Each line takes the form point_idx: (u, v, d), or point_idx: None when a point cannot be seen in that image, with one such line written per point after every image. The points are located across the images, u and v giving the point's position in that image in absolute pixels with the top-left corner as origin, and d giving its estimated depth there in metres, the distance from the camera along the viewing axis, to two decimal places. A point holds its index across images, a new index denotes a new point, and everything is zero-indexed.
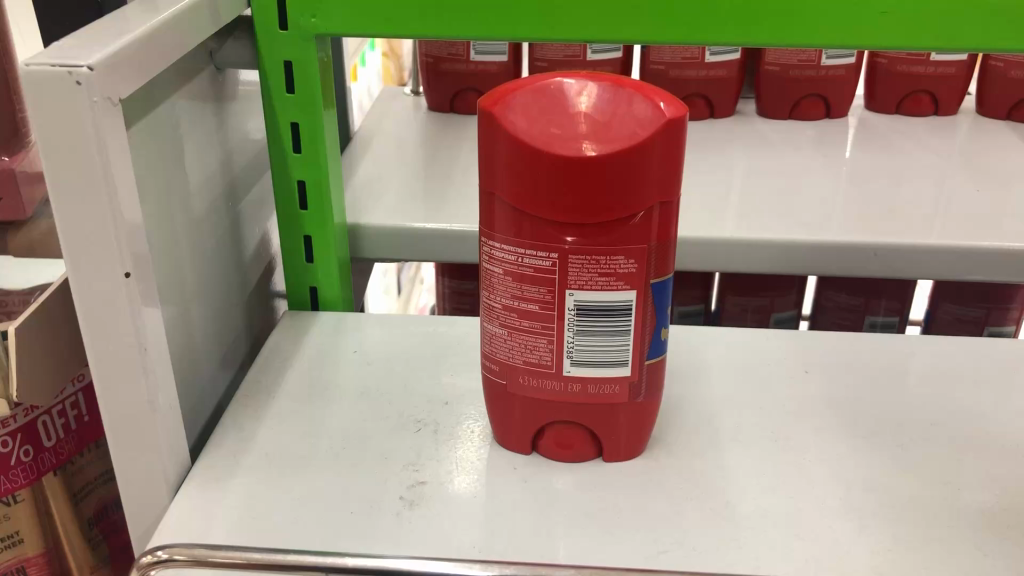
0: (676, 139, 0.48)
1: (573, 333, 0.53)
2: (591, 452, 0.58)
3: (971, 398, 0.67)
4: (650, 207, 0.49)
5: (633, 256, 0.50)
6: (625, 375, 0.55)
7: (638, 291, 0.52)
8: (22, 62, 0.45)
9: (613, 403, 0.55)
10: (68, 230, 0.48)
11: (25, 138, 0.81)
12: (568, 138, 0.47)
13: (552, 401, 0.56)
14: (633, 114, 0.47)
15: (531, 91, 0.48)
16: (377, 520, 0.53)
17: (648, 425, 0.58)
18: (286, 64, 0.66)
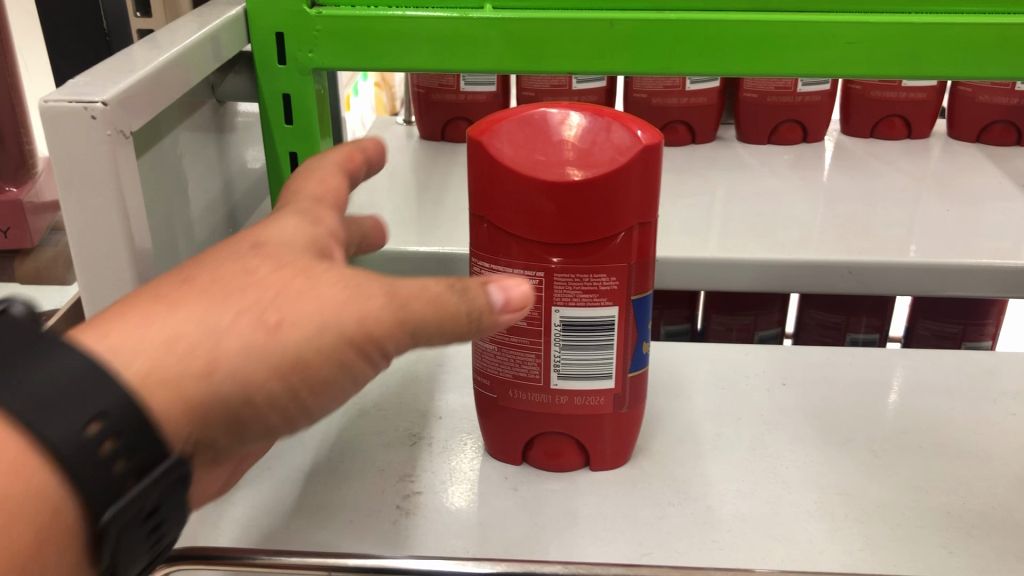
0: (652, 163, 0.51)
1: (559, 347, 0.56)
2: (578, 462, 0.61)
3: (939, 407, 0.70)
4: (630, 228, 0.52)
5: (615, 274, 0.54)
6: (609, 387, 0.58)
7: (620, 306, 0.55)
8: (41, 97, 0.47)
9: (598, 414, 0.58)
10: (83, 252, 0.52)
11: (33, 169, 0.86)
12: (552, 165, 0.50)
13: (540, 413, 0.58)
14: (612, 141, 0.50)
15: (517, 121, 0.51)
16: (375, 529, 0.56)
17: (632, 435, 0.61)
18: (285, 96, 0.69)
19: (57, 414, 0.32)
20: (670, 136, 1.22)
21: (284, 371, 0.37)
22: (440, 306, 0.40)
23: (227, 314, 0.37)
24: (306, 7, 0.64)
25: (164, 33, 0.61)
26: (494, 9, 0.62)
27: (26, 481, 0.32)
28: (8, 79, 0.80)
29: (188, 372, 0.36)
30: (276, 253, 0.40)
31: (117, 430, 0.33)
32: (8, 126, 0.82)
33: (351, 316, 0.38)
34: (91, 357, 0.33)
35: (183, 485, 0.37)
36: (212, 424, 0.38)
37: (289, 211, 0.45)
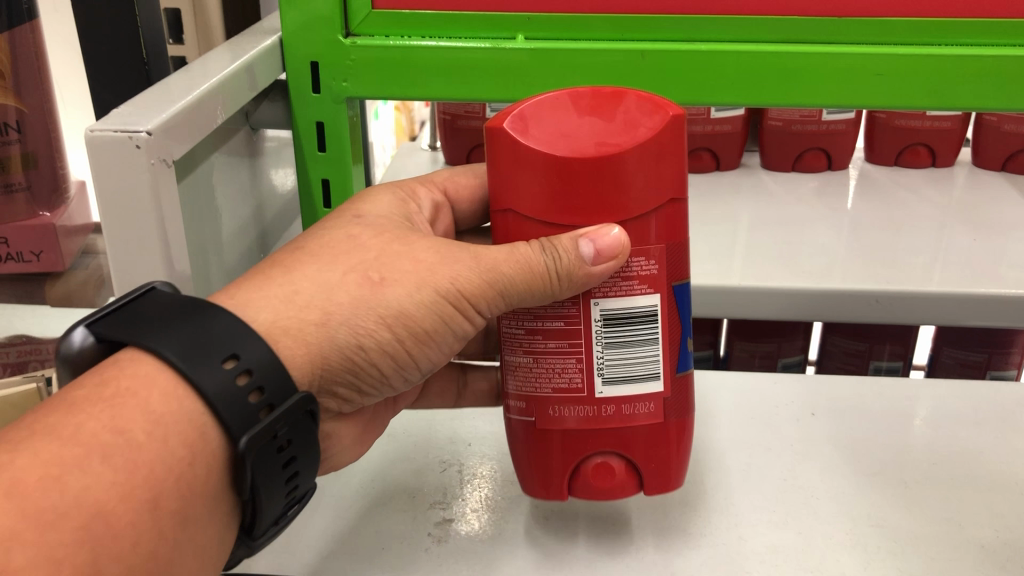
0: (679, 132, 0.49)
1: (602, 347, 0.51)
2: (632, 490, 0.55)
3: (971, 440, 0.70)
4: (660, 204, 0.50)
5: (653, 255, 0.51)
6: (657, 390, 0.53)
7: (662, 294, 0.51)
8: (87, 127, 0.48)
9: (647, 424, 0.53)
10: (123, 277, 0.53)
11: (66, 193, 0.86)
12: (576, 139, 0.48)
13: (585, 429, 0.52)
14: (637, 114, 0.48)
15: (536, 103, 0.49)
16: (408, 556, 0.56)
17: (683, 450, 0.56)
18: (318, 124, 0.68)
19: (204, 356, 0.44)
20: (694, 163, 1.22)
21: (390, 321, 0.51)
22: (520, 260, 0.50)
23: (338, 274, 0.51)
24: (341, 37, 0.64)
25: (203, 64, 0.61)
26: (526, 40, 0.63)
27: (180, 406, 0.44)
28: (42, 105, 0.79)
29: (310, 323, 0.49)
30: (372, 224, 0.55)
31: (248, 367, 0.45)
32: (42, 150, 0.81)
33: (441, 276, 0.52)
34: (234, 319, 0.46)
35: (308, 423, 0.48)
36: (338, 365, 0.52)
37: (385, 190, 0.61)
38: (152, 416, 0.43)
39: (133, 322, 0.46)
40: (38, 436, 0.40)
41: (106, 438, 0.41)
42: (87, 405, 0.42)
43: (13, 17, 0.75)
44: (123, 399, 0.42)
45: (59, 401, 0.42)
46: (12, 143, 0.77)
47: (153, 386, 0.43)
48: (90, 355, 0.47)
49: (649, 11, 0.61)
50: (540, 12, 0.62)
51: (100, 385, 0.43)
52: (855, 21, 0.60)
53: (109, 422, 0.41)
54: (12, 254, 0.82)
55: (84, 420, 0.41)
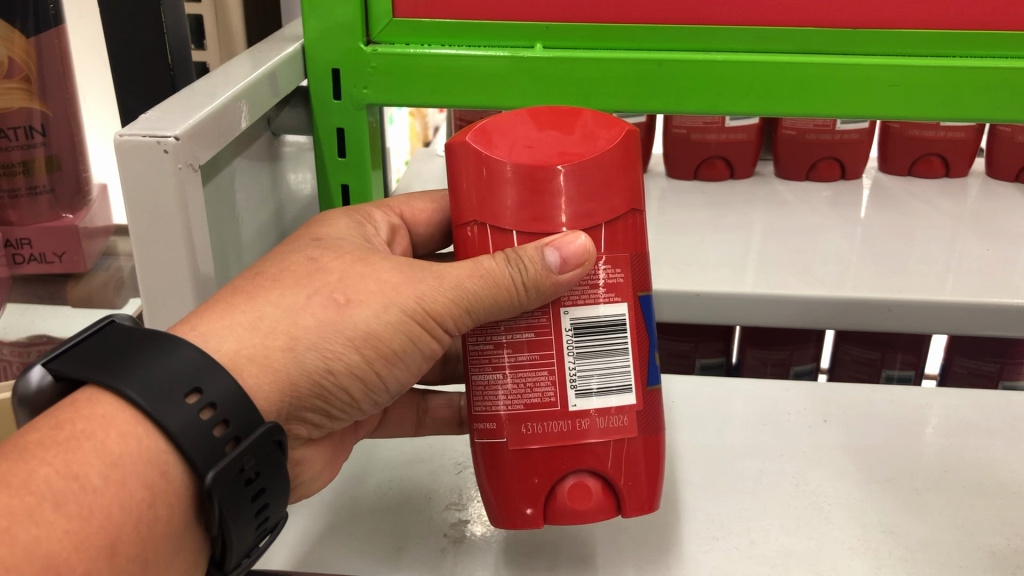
0: (634, 149, 0.51)
1: (573, 358, 0.50)
2: (610, 510, 0.52)
3: (982, 448, 0.70)
4: (620, 214, 0.50)
5: (621, 263, 0.50)
6: (631, 402, 0.51)
7: (630, 303, 0.51)
8: (117, 131, 0.50)
9: (624, 440, 0.50)
10: (148, 279, 0.54)
11: (89, 195, 0.87)
12: (539, 149, 0.49)
13: (560, 447, 0.50)
14: (596, 129, 0.50)
15: (498, 119, 0.50)
16: (424, 556, 0.58)
17: (659, 470, 0.53)
18: (338, 130, 0.69)
19: (164, 393, 0.43)
20: (708, 171, 1.23)
21: (358, 343, 0.51)
22: (488, 276, 0.49)
23: (301, 296, 0.50)
24: (362, 44, 0.65)
25: (223, 74, 0.62)
26: (544, 49, 0.64)
27: (138, 446, 0.43)
28: (66, 109, 0.80)
29: (277, 348, 0.49)
30: (331, 245, 0.54)
31: (212, 402, 0.44)
32: (66, 154, 0.82)
33: (407, 296, 0.51)
34: (197, 352, 0.45)
35: (277, 454, 0.48)
36: (306, 390, 0.51)
37: (341, 212, 0.59)
38: (109, 458, 0.42)
39: (91, 358, 0.45)
40: None
41: (59, 484, 0.40)
42: (40, 449, 0.41)
43: (39, 24, 0.77)
44: (78, 442, 0.42)
45: (13, 445, 0.42)
46: (37, 146, 0.79)
47: (110, 426, 0.43)
48: (50, 394, 0.46)
49: (667, 22, 0.62)
50: (559, 22, 0.63)
51: (54, 428, 0.42)
52: (870, 33, 0.61)
53: (62, 467, 0.41)
54: (34, 255, 0.83)
55: (36, 466, 0.41)
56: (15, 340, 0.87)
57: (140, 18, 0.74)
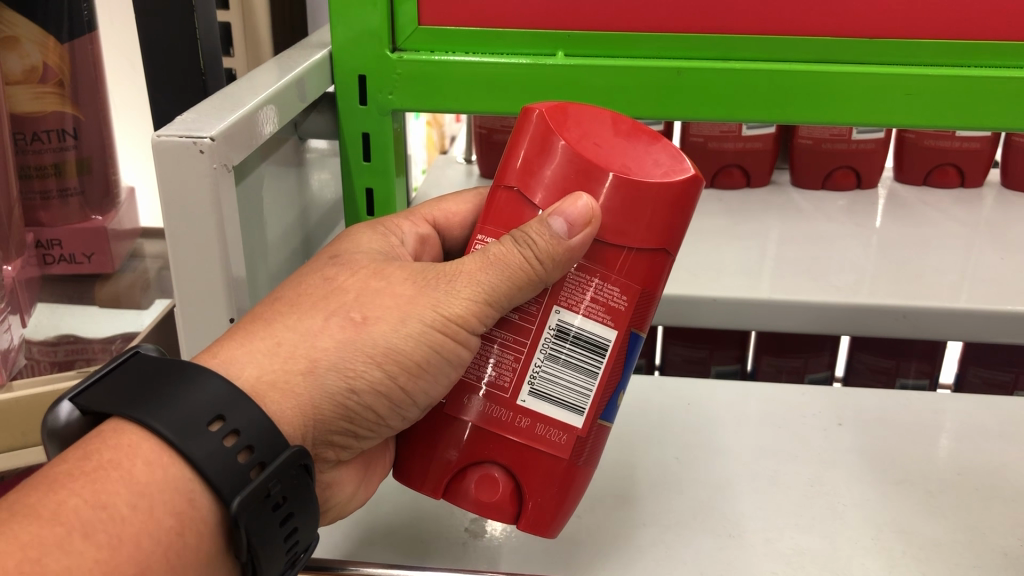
0: (693, 200, 0.50)
1: (541, 357, 0.50)
2: (506, 516, 0.52)
3: (996, 452, 0.71)
4: (648, 248, 0.49)
5: (627, 292, 0.49)
6: (576, 425, 0.50)
7: (620, 333, 0.50)
8: (154, 132, 0.51)
9: (551, 455, 0.50)
10: (181, 278, 0.56)
11: (118, 198, 0.89)
12: (603, 153, 0.49)
13: (489, 432, 0.50)
14: (666, 160, 0.50)
15: (586, 112, 0.50)
16: (447, 545, 0.61)
17: (573, 501, 0.53)
18: (364, 135, 0.71)
19: (188, 421, 0.44)
20: (724, 179, 1.25)
21: (380, 359, 0.50)
22: (497, 264, 0.49)
23: (320, 318, 0.50)
24: (388, 51, 0.67)
25: (250, 80, 0.63)
26: (565, 56, 0.65)
27: (164, 474, 0.43)
28: (98, 114, 0.82)
29: (297, 372, 0.49)
30: (348, 262, 0.54)
31: (235, 428, 0.45)
32: (96, 156, 0.84)
33: (424, 308, 0.51)
34: (222, 380, 0.46)
35: (304, 479, 0.48)
36: (331, 412, 0.51)
37: (363, 226, 0.61)
38: (136, 487, 0.43)
39: (118, 388, 0.46)
40: (18, 517, 0.40)
41: (88, 514, 0.41)
42: (68, 480, 0.42)
43: (74, 30, 0.78)
44: (105, 472, 0.42)
45: (41, 477, 0.42)
46: (69, 149, 0.81)
47: (135, 455, 0.43)
48: (78, 426, 0.47)
49: (684, 31, 0.63)
50: (580, 30, 0.64)
51: (81, 458, 0.43)
52: (885, 43, 0.62)
53: (90, 497, 0.41)
54: (65, 256, 0.85)
55: (65, 496, 0.41)
56: (41, 339, 0.84)
57: (171, 26, 0.76)
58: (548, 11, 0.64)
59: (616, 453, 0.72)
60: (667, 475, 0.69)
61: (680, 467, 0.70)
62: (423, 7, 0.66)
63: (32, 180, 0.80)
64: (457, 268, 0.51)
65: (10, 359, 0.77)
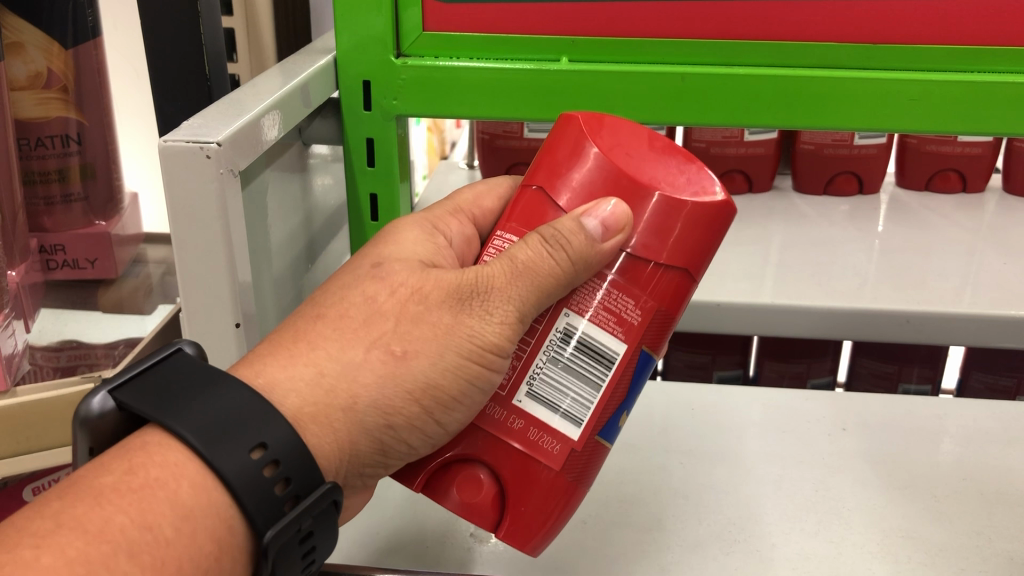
0: (723, 225, 0.50)
1: (544, 359, 0.50)
2: (488, 525, 0.51)
3: (1001, 457, 0.71)
4: (670, 266, 0.49)
5: (643, 306, 0.49)
6: (572, 437, 0.50)
7: (630, 346, 0.49)
8: (161, 138, 0.51)
9: (542, 463, 0.49)
10: (186, 281, 0.56)
11: (121, 203, 0.89)
12: (635, 164, 0.49)
13: (488, 431, 0.50)
14: (701, 182, 0.49)
15: (625, 122, 0.50)
16: (451, 550, 0.63)
17: (562, 521, 0.52)
18: (368, 140, 0.71)
19: (234, 446, 0.44)
20: (728, 185, 1.24)
21: (417, 394, 0.50)
22: (526, 271, 0.48)
23: (361, 350, 0.50)
24: (392, 57, 0.67)
25: (256, 87, 0.63)
26: (570, 62, 0.65)
27: (206, 499, 0.44)
28: (102, 119, 0.82)
29: (337, 407, 0.49)
30: (388, 275, 0.52)
31: (276, 458, 0.45)
32: (100, 162, 0.84)
33: (460, 339, 0.50)
34: (245, 394, 0.46)
35: (331, 514, 0.48)
36: (366, 444, 0.51)
37: (412, 223, 0.60)
38: (180, 509, 0.42)
39: (163, 395, 0.45)
40: (60, 531, 0.39)
41: (134, 533, 0.41)
42: (115, 494, 0.42)
43: (78, 34, 0.78)
44: (151, 491, 0.43)
45: (86, 488, 0.42)
46: (72, 155, 0.81)
47: (182, 476, 0.43)
48: (111, 418, 0.47)
49: (685, 36, 0.63)
50: (585, 36, 0.65)
51: (127, 473, 0.43)
52: (887, 49, 0.62)
53: (137, 516, 0.41)
54: (68, 261, 0.85)
55: (112, 513, 0.41)
56: (43, 344, 0.82)
57: (182, 34, 0.76)
58: (552, 16, 0.64)
59: (623, 459, 0.72)
60: (674, 481, 0.69)
61: (686, 472, 0.70)
62: (428, 12, 0.66)
63: (36, 185, 0.80)
64: (481, 270, 0.50)
65: (14, 364, 0.75)
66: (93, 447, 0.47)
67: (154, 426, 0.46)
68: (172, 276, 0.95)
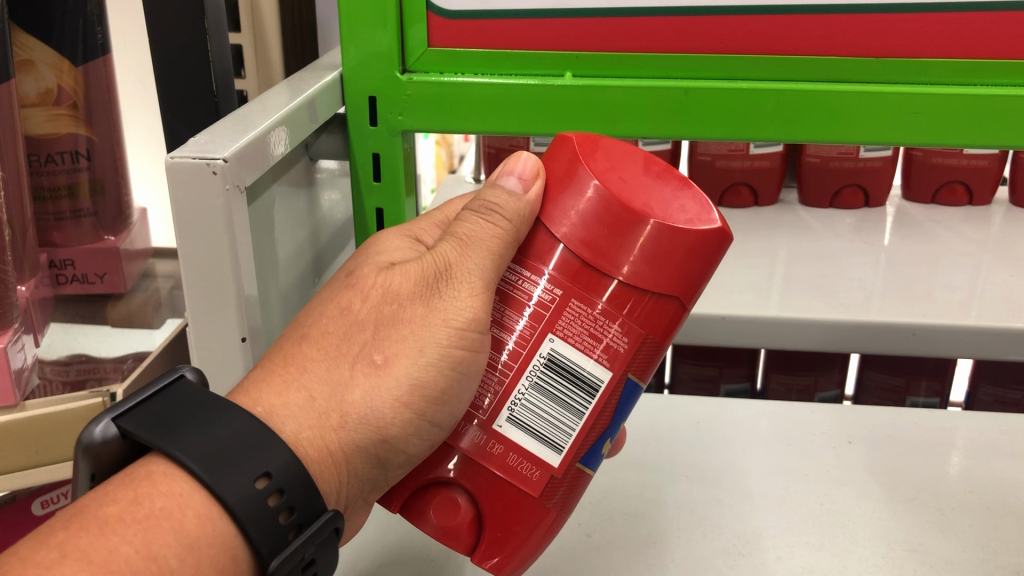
0: (717, 250, 0.50)
1: (527, 384, 0.49)
2: (465, 550, 0.51)
3: (1007, 470, 0.71)
4: (660, 293, 0.48)
5: (630, 333, 0.48)
6: (553, 463, 0.49)
7: (615, 372, 0.49)
8: (167, 154, 0.52)
9: (521, 488, 0.49)
10: (193, 296, 0.56)
11: (129, 218, 0.89)
12: (628, 190, 0.48)
13: (470, 458, 0.50)
14: (693, 209, 0.49)
15: (617, 147, 0.50)
16: (455, 567, 0.63)
17: (540, 548, 0.51)
18: (374, 155, 0.71)
19: (238, 476, 0.44)
20: (733, 199, 1.25)
21: (405, 397, 0.51)
22: (487, 242, 0.50)
23: (345, 370, 0.51)
24: (398, 73, 0.67)
25: (261, 104, 0.64)
26: (574, 77, 0.66)
27: (212, 528, 0.44)
28: (111, 134, 0.83)
29: (331, 429, 0.50)
30: (359, 281, 0.53)
31: (280, 487, 0.45)
32: (109, 178, 0.84)
33: (437, 330, 0.51)
34: (246, 419, 0.46)
35: (333, 540, 0.48)
36: (363, 461, 0.52)
37: (392, 232, 0.59)
38: (185, 539, 0.43)
39: (165, 426, 0.46)
40: (65, 561, 0.40)
41: (137, 565, 0.41)
42: (120, 525, 0.42)
43: (88, 53, 0.79)
44: (156, 521, 0.43)
45: (91, 517, 0.43)
46: (82, 170, 0.81)
47: (187, 506, 0.44)
48: (114, 446, 0.47)
49: (690, 52, 0.64)
50: (588, 51, 0.65)
51: (132, 504, 0.43)
52: (893, 63, 0.62)
53: (142, 547, 0.42)
54: (78, 275, 0.86)
55: (117, 543, 0.41)
56: (54, 358, 0.83)
57: (190, 52, 0.77)
58: (556, 32, 0.64)
59: (628, 474, 0.72)
60: (679, 495, 0.69)
61: (691, 486, 0.70)
62: (432, 29, 0.66)
63: (45, 202, 0.81)
64: (445, 256, 0.52)
65: (24, 379, 0.75)
66: (94, 473, 0.47)
67: (157, 453, 0.46)
68: (180, 291, 0.95)
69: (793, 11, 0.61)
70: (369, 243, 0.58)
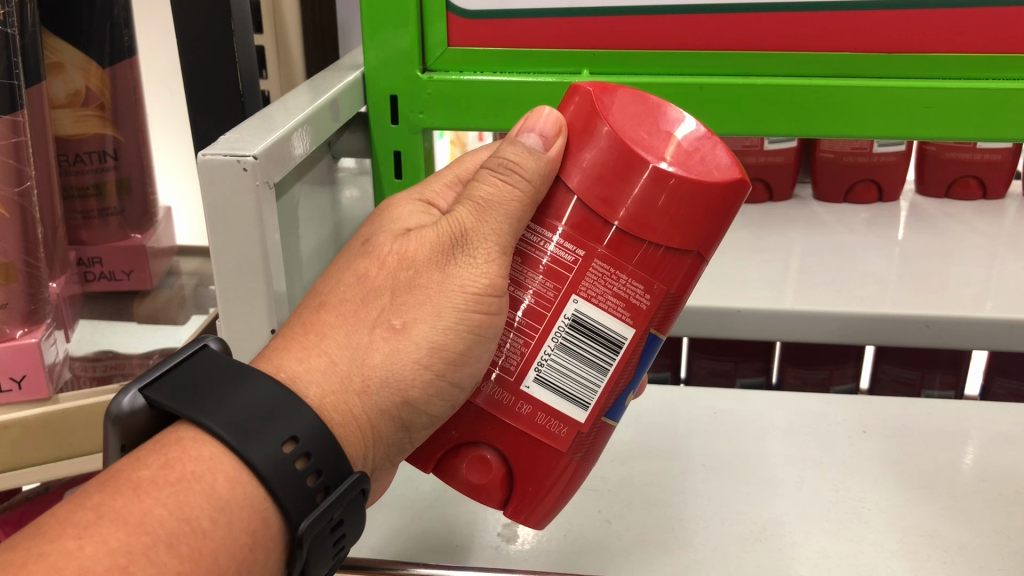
0: (737, 197, 0.50)
1: (553, 345, 0.51)
2: (495, 501, 0.54)
3: (1020, 458, 0.72)
4: (681, 249, 0.49)
5: (653, 291, 0.50)
6: (578, 420, 0.52)
7: (638, 329, 0.51)
8: (200, 151, 0.53)
9: (548, 444, 0.52)
10: (224, 287, 0.58)
11: (155, 216, 0.91)
12: (646, 143, 0.48)
13: (495, 414, 0.52)
14: (714, 158, 0.49)
15: (635, 93, 0.49)
16: (478, 551, 0.64)
17: (565, 495, 0.54)
18: (394, 152, 0.73)
19: (266, 441, 0.46)
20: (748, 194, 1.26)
21: (427, 360, 0.52)
22: (504, 206, 0.51)
23: (365, 334, 0.52)
24: (418, 71, 0.69)
25: (285, 103, 0.65)
26: (591, 74, 0.67)
27: (242, 492, 0.45)
28: (136, 134, 0.85)
29: (353, 393, 0.51)
30: (375, 249, 0.54)
31: (307, 450, 0.47)
32: (135, 177, 0.87)
33: (455, 295, 0.52)
34: (271, 384, 0.48)
35: (360, 502, 0.50)
36: (386, 425, 0.53)
37: (405, 197, 0.60)
38: (218, 502, 0.44)
39: (190, 394, 0.47)
40: (102, 523, 0.41)
41: (172, 526, 0.43)
42: (154, 488, 0.44)
43: (115, 54, 0.81)
44: (188, 483, 0.44)
45: (125, 481, 0.44)
46: (109, 170, 0.83)
47: (217, 470, 0.45)
48: (143, 416, 0.49)
49: (705, 48, 0.65)
50: (603, 49, 0.66)
51: (164, 467, 0.45)
52: (904, 56, 0.63)
53: (175, 508, 0.43)
54: (106, 273, 0.88)
55: (151, 506, 0.43)
56: (82, 355, 0.85)
57: (216, 52, 0.78)
58: (572, 31, 0.66)
59: (647, 463, 0.73)
60: (696, 482, 0.70)
61: (708, 474, 0.71)
62: (452, 28, 0.68)
63: (74, 201, 0.83)
64: (462, 219, 0.53)
65: (56, 373, 0.77)
66: (124, 443, 0.49)
67: (185, 422, 0.48)
68: (204, 288, 0.97)
69: (808, 7, 0.62)
70: (387, 206, 0.59)
